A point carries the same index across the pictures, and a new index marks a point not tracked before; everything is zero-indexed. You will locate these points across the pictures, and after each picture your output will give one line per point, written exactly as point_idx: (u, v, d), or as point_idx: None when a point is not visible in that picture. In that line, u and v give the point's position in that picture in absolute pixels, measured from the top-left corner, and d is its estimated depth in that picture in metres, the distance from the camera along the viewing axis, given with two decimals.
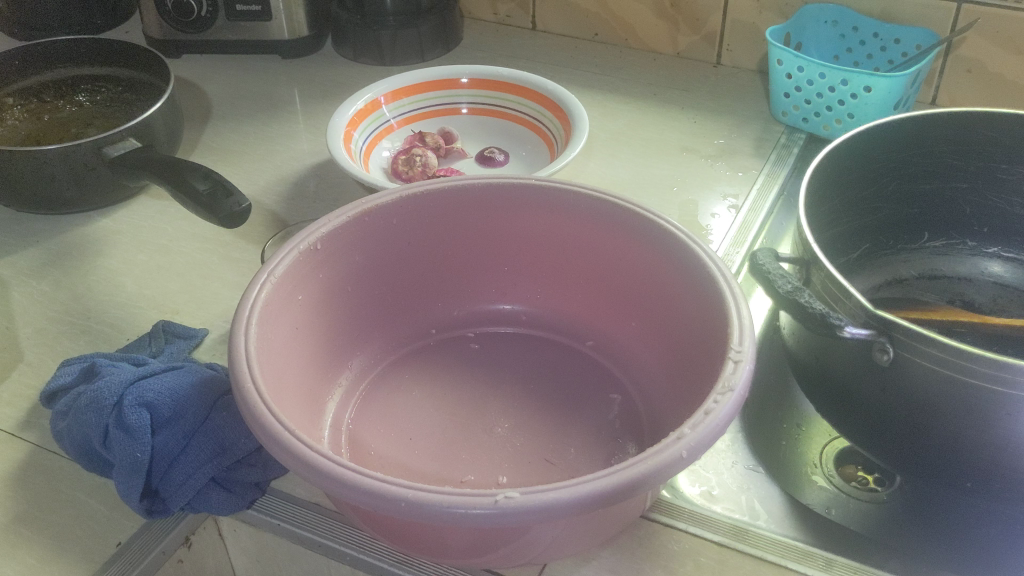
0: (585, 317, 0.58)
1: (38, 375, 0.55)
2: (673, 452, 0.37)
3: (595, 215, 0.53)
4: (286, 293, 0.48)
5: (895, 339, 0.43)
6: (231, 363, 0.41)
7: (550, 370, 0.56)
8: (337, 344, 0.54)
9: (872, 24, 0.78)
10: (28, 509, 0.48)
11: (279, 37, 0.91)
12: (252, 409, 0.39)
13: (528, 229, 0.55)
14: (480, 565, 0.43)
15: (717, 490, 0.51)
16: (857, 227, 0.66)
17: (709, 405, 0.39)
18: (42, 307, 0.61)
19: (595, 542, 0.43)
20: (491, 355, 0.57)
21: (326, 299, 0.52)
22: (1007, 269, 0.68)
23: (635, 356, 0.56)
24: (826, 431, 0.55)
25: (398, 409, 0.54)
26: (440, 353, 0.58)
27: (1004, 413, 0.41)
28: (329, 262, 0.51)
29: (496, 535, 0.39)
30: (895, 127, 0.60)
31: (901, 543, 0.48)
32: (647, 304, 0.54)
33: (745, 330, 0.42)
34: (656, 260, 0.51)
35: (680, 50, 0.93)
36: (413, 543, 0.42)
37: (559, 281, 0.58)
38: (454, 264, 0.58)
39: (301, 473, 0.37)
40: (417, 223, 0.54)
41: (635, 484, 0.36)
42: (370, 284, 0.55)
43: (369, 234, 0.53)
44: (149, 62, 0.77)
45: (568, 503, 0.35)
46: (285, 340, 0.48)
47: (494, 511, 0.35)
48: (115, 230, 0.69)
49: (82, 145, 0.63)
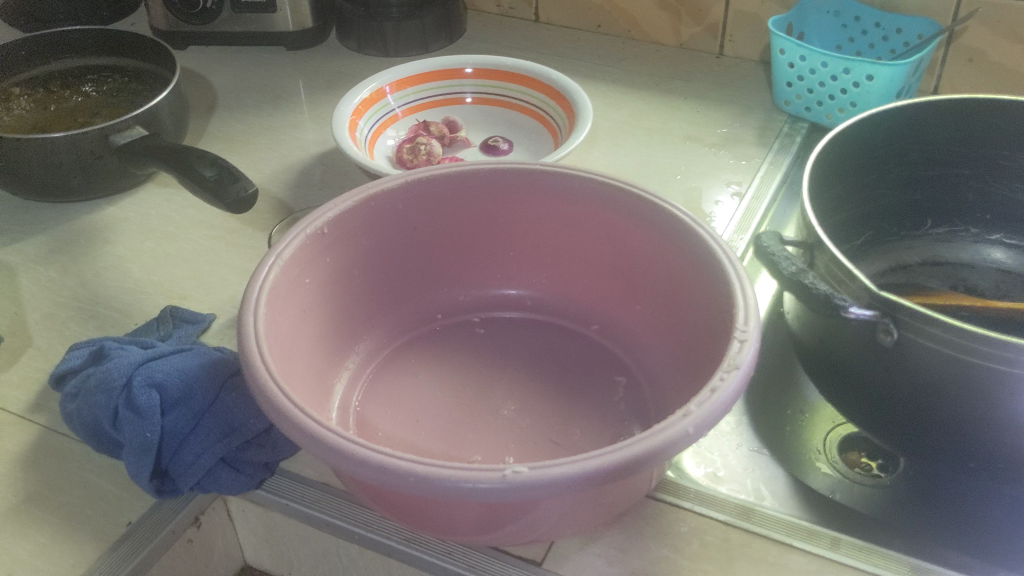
0: (589, 303, 0.59)
1: (47, 358, 0.56)
2: (679, 428, 0.37)
3: (601, 199, 0.53)
4: (293, 277, 0.48)
5: (899, 320, 0.44)
6: (240, 343, 0.41)
7: (555, 354, 0.57)
8: (344, 328, 0.55)
9: (874, 13, 0.79)
10: (38, 490, 0.48)
11: (284, 28, 0.92)
12: (260, 386, 0.39)
13: (534, 214, 0.56)
14: (487, 543, 0.43)
15: (722, 472, 0.51)
16: (861, 214, 0.66)
17: (715, 383, 0.39)
18: (50, 293, 0.61)
19: (602, 519, 0.43)
20: (497, 339, 0.58)
21: (334, 280, 0.53)
22: (1009, 256, 0.68)
23: (640, 340, 0.56)
24: (830, 418, 0.56)
25: (407, 391, 0.54)
26: (446, 338, 0.58)
27: (1009, 392, 0.42)
28: (335, 246, 0.51)
29: (505, 510, 0.39)
30: (900, 113, 0.60)
31: (905, 525, 0.48)
32: (652, 289, 0.54)
33: (750, 311, 0.43)
34: (661, 244, 0.51)
35: (682, 41, 0.93)
36: (423, 521, 0.42)
37: (565, 266, 0.59)
38: (460, 248, 0.59)
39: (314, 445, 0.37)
40: (423, 208, 0.55)
41: (641, 459, 0.36)
42: (375, 268, 0.56)
43: (377, 217, 0.53)
44: (155, 53, 0.78)
45: (574, 478, 0.35)
46: (293, 324, 0.48)
47: (502, 484, 0.35)
48: (122, 218, 0.69)
49: (90, 133, 0.64)
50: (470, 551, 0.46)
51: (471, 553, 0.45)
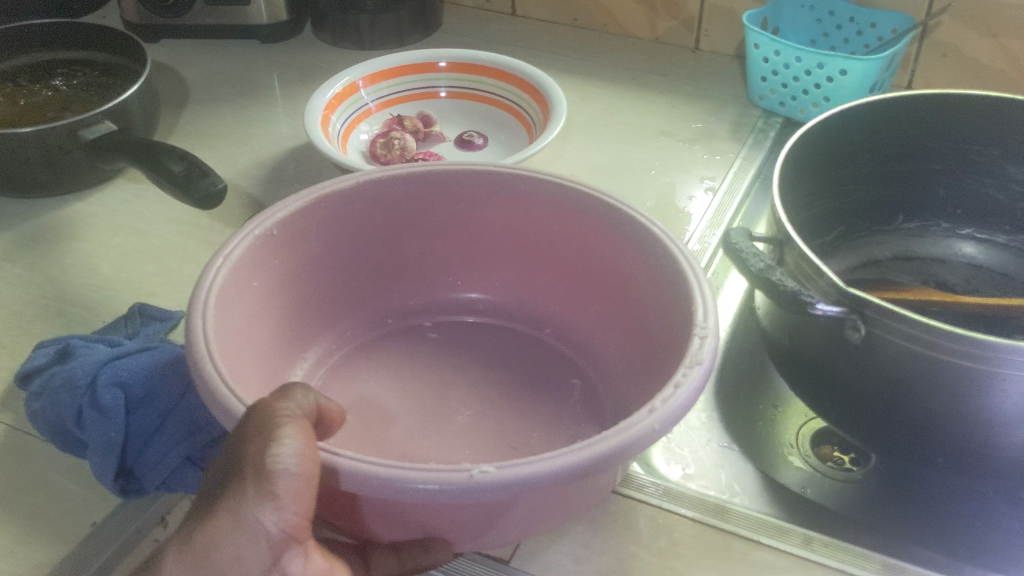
0: (545, 307, 0.59)
1: (12, 357, 0.55)
2: (643, 425, 0.37)
3: (557, 203, 0.53)
4: (240, 279, 0.47)
5: (867, 316, 0.44)
6: (186, 343, 0.40)
7: (511, 360, 0.57)
8: (296, 332, 0.55)
9: (848, 8, 0.79)
10: (2, 491, 0.48)
11: (257, 20, 0.91)
12: (208, 387, 0.38)
13: (492, 218, 0.56)
14: (446, 542, 0.43)
15: (692, 468, 0.51)
16: (833, 209, 0.66)
17: (677, 379, 0.39)
18: (17, 291, 0.61)
19: (562, 519, 0.43)
20: (453, 344, 0.58)
21: (290, 278, 0.52)
22: (981, 251, 0.68)
23: (597, 344, 0.56)
24: (802, 412, 0.56)
25: (371, 390, 0.54)
26: (403, 342, 0.59)
27: (977, 387, 0.42)
28: (286, 247, 0.51)
29: (463, 510, 0.39)
30: (871, 108, 0.61)
31: (874, 519, 0.48)
32: (609, 294, 0.54)
33: (706, 310, 0.42)
34: (616, 245, 0.51)
35: (658, 35, 0.93)
36: (381, 522, 0.42)
37: (528, 266, 0.58)
38: (420, 248, 0.58)
39: (252, 435, 0.33)
40: (378, 207, 0.54)
41: (607, 457, 0.36)
42: (331, 268, 0.55)
43: (336, 219, 0.53)
44: (126, 47, 0.77)
45: (540, 477, 0.35)
46: (241, 325, 0.47)
47: (468, 485, 0.34)
48: (91, 214, 0.68)
49: (57, 128, 0.63)
50: None
51: None
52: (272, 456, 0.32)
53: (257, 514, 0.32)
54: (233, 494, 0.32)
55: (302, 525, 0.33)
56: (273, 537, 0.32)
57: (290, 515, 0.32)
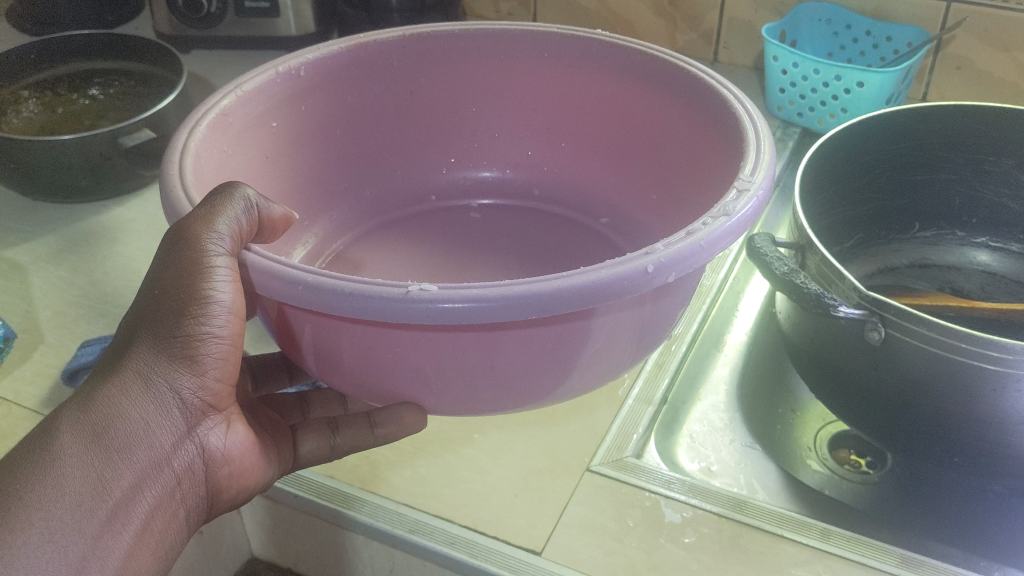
0: (580, 186, 0.70)
1: (58, 355, 0.57)
2: (638, 265, 0.37)
3: (556, 50, 0.62)
4: (256, 118, 0.56)
5: (886, 320, 0.45)
6: (167, 149, 0.46)
7: (533, 237, 0.69)
8: (324, 178, 0.66)
9: (864, 22, 0.82)
10: None
11: (286, 32, 0.93)
12: (179, 212, 0.42)
13: (501, 74, 0.65)
14: (439, 400, 0.44)
15: (716, 466, 0.53)
16: (851, 217, 0.68)
17: (699, 227, 0.39)
18: (61, 292, 0.63)
19: (571, 380, 0.44)
20: (490, 222, 0.70)
21: (328, 114, 0.63)
22: (995, 258, 0.70)
23: (623, 205, 0.67)
24: (819, 416, 0.58)
25: (378, 263, 0.67)
26: (445, 218, 0.71)
27: (992, 388, 0.43)
28: (312, 95, 0.60)
29: (461, 353, 0.40)
30: (895, 118, 0.62)
31: (892, 518, 0.51)
32: (635, 168, 0.65)
33: (757, 163, 0.45)
34: (624, 88, 0.61)
35: (678, 47, 0.95)
36: (380, 380, 0.43)
37: (543, 140, 0.69)
38: (454, 120, 0.68)
39: (186, 297, 0.41)
40: (384, 64, 0.62)
41: (575, 291, 0.35)
42: (352, 121, 0.64)
43: (382, 45, 0.61)
44: (161, 56, 0.79)
45: (493, 298, 0.35)
46: (245, 159, 0.56)
47: (406, 301, 0.35)
48: (129, 218, 0.71)
49: (99, 136, 0.65)
50: (471, 542, 0.46)
51: (473, 543, 0.46)
52: (198, 334, 0.41)
53: (172, 382, 0.41)
54: (148, 358, 0.41)
55: (220, 394, 0.43)
56: (187, 402, 0.42)
57: (210, 382, 0.42)
